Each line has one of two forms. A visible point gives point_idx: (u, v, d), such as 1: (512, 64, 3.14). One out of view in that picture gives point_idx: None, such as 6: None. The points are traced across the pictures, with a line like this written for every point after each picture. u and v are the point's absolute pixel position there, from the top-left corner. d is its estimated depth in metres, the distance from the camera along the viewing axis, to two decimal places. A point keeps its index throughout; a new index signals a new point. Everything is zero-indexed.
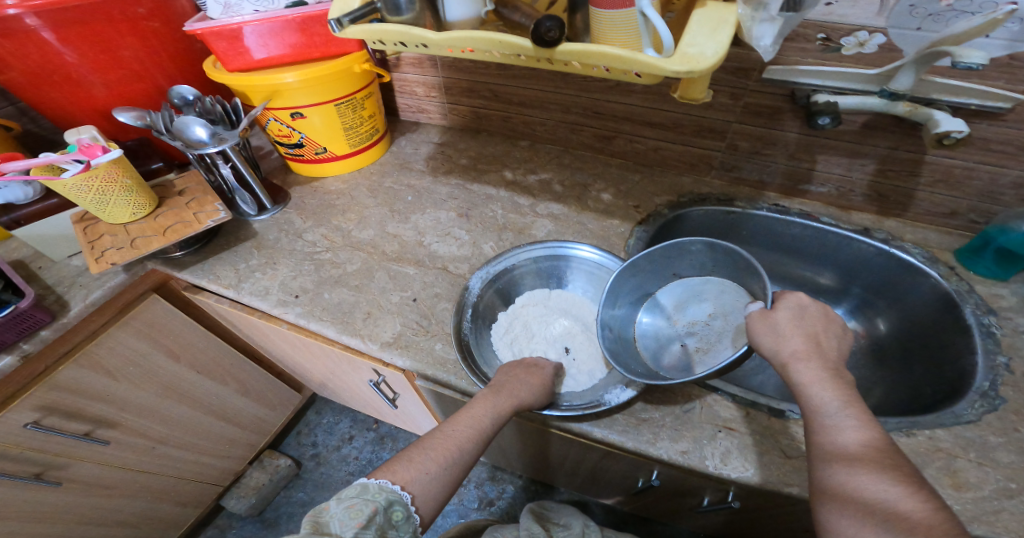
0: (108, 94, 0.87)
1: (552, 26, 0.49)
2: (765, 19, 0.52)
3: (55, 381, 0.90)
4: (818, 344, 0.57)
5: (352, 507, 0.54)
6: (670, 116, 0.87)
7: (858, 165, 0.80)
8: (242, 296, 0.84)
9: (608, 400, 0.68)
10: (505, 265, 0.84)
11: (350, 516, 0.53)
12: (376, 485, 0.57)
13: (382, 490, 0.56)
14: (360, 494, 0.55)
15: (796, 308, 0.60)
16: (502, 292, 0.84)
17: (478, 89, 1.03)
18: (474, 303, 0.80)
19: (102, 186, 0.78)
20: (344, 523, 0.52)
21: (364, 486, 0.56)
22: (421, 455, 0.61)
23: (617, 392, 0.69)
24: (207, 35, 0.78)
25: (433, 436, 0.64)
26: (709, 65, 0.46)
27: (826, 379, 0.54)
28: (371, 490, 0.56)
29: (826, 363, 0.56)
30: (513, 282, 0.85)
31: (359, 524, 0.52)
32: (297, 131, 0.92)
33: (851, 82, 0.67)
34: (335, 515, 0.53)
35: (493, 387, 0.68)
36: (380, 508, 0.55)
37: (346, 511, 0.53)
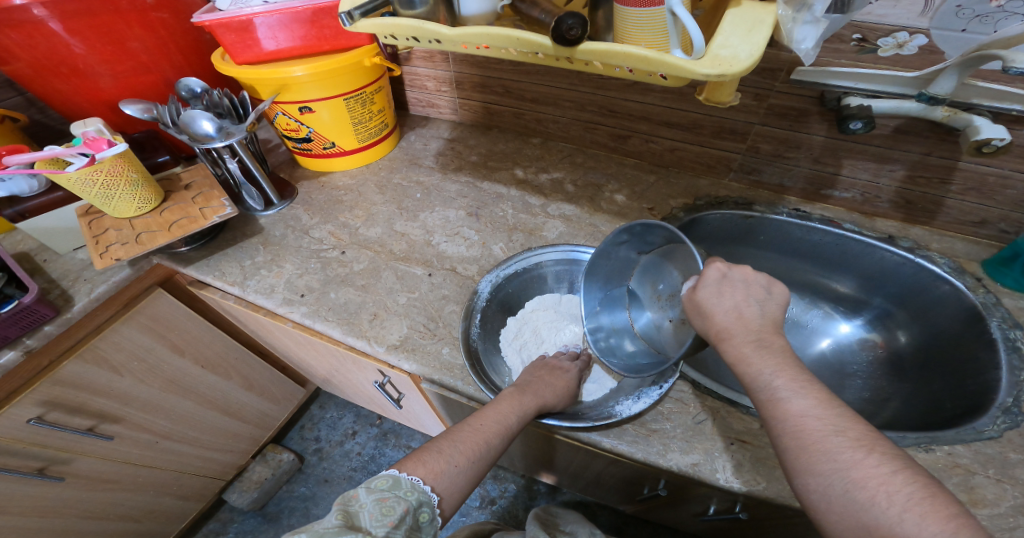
0: (115, 85, 0.85)
1: (575, 24, 0.47)
2: (807, 21, 0.50)
3: (58, 376, 0.90)
4: (740, 317, 0.55)
5: (384, 503, 0.52)
6: (688, 117, 0.85)
7: (885, 170, 0.77)
8: (247, 293, 0.83)
9: (619, 411, 0.66)
10: (515, 269, 0.82)
11: (380, 512, 0.52)
12: (408, 483, 0.55)
13: (414, 489, 0.54)
14: (391, 489, 0.54)
15: (717, 279, 0.57)
16: (511, 297, 0.83)
17: (491, 84, 1.00)
18: (483, 308, 0.78)
19: (108, 180, 0.76)
20: (376, 519, 0.51)
21: (396, 480, 0.55)
22: (450, 447, 0.60)
23: (627, 403, 0.67)
24: (216, 26, 0.76)
25: (463, 428, 0.62)
26: (743, 69, 0.43)
27: (760, 351, 0.52)
28: (403, 487, 0.55)
29: (754, 333, 0.54)
30: (524, 285, 0.84)
31: (391, 523, 0.51)
32: (305, 125, 0.90)
33: (889, 86, 0.63)
34: (365, 507, 0.52)
35: (519, 387, 0.68)
36: (411, 508, 0.53)
37: (377, 504, 0.52)
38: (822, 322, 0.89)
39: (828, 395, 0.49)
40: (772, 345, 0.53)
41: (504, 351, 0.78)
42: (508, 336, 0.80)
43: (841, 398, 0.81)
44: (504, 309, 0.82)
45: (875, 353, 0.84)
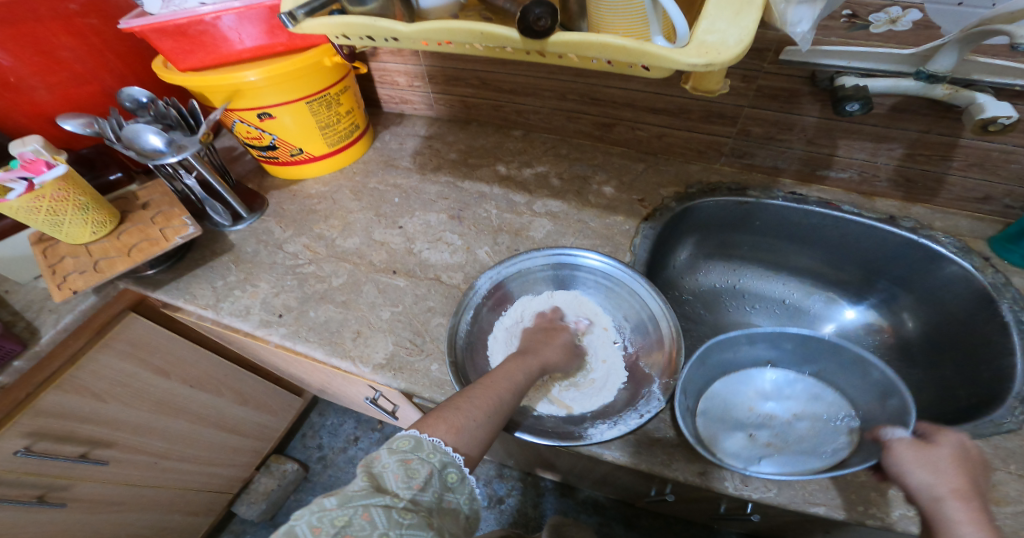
0: (52, 98, 0.80)
1: (542, 14, 0.42)
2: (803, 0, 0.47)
3: (38, 408, 0.84)
4: (967, 455, 0.52)
5: (410, 465, 0.50)
6: (675, 102, 0.80)
7: (883, 149, 0.73)
8: (222, 316, 0.78)
9: (590, 436, 0.61)
10: (517, 268, 0.76)
11: (406, 474, 0.49)
12: (430, 445, 0.52)
13: (436, 451, 0.51)
14: (413, 450, 0.51)
15: (947, 440, 0.53)
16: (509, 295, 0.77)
17: (465, 77, 0.94)
18: (479, 304, 0.73)
19: (52, 206, 0.71)
20: (401, 480, 0.49)
21: (418, 442, 0.52)
22: (466, 403, 0.56)
23: (601, 428, 0.62)
24: (148, 32, 0.70)
25: (475, 386, 0.59)
26: (731, 57, 0.39)
27: (958, 482, 0.49)
28: (425, 449, 0.52)
29: (965, 470, 0.51)
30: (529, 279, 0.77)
31: (418, 486, 0.49)
32: (267, 133, 0.85)
33: (884, 64, 0.59)
34: (389, 468, 0.49)
35: (522, 351, 0.67)
36: (435, 470, 0.51)
37: (400, 466, 0.49)
38: (825, 309, 0.87)
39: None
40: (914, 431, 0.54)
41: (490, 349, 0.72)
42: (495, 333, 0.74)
43: None
44: (501, 302, 0.76)
45: (881, 338, 0.82)
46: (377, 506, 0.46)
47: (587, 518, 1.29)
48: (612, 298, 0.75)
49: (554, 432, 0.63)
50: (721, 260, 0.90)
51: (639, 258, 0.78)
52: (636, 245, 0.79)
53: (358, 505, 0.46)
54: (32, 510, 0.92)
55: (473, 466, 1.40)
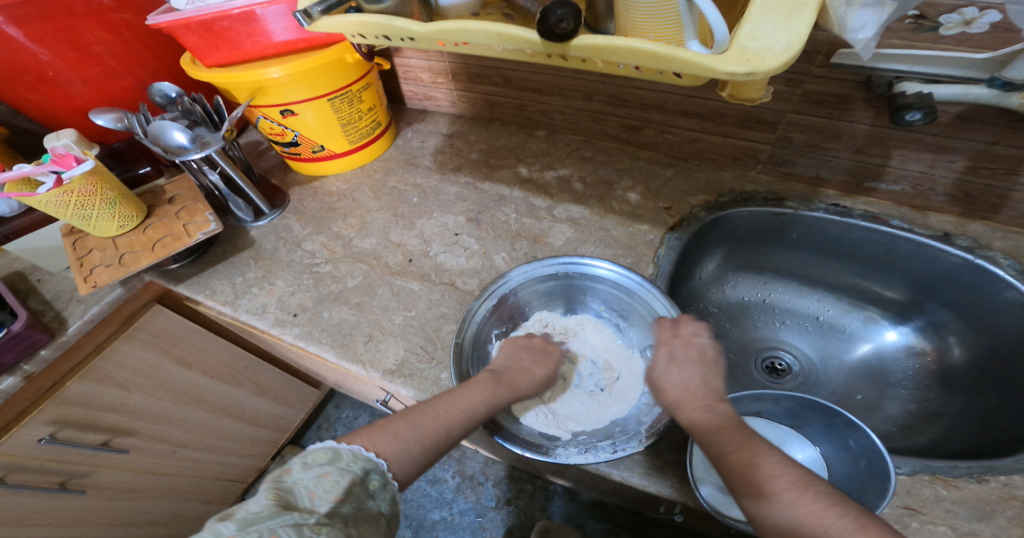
0: (87, 92, 0.82)
1: (565, 15, 0.39)
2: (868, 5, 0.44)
3: (64, 396, 0.87)
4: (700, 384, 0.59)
5: (326, 478, 0.48)
6: (709, 105, 0.75)
7: (942, 161, 0.67)
8: (239, 314, 0.78)
9: (554, 455, 0.57)
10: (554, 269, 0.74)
11: (322, 489, 0.47)
12: (350, 453, 0.51)
13: (356, 459, 0.51)
14: (331, 462, 0.50)
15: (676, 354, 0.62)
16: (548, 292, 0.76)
17: (489, 75, 0.92)
18: (504, 294, 0.72)
19: (80, 201, 0.72)
20: (316, 495, 0.47)
21: (335, 453, 0.51)
22: (405, 430, 0.56)
23: (569, 451, 0.58)
24: (174, 28, 0.69)
25: (423, 409, 0.58)
26: (776, 66, 0.35)
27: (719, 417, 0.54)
28: (345, 458, 0.51)
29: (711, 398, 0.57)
30: (553, 291, 0.76)
31: (336, 498, 0.47)
32: (290, 129, 0.84)
33: (952, 68, 0.53)
34: (302, 484, 0.47)
35: (494, 374, 0.64)
36: (356, 478, 0.50)
37: (317, 481, 0.48)
38: (862, 328, 0.81)
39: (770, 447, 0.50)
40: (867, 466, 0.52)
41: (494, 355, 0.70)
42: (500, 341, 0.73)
43: (881, 410, 0.74)
44: (514, 311, 0.75)
45: (923, 364, 0.75)
46: (285, 525, 0.43)
47: (595, 524, 1.26)
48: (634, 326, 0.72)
49: (523, 441, 0.60)
50: (751, 274, 0.85)
51: (663, 271, 0.74)
52: (659, 257, 0.75)
53: (263, 526, 0.42)
54: (54, 495, 0.95)
55: (482, 465, 1.39)
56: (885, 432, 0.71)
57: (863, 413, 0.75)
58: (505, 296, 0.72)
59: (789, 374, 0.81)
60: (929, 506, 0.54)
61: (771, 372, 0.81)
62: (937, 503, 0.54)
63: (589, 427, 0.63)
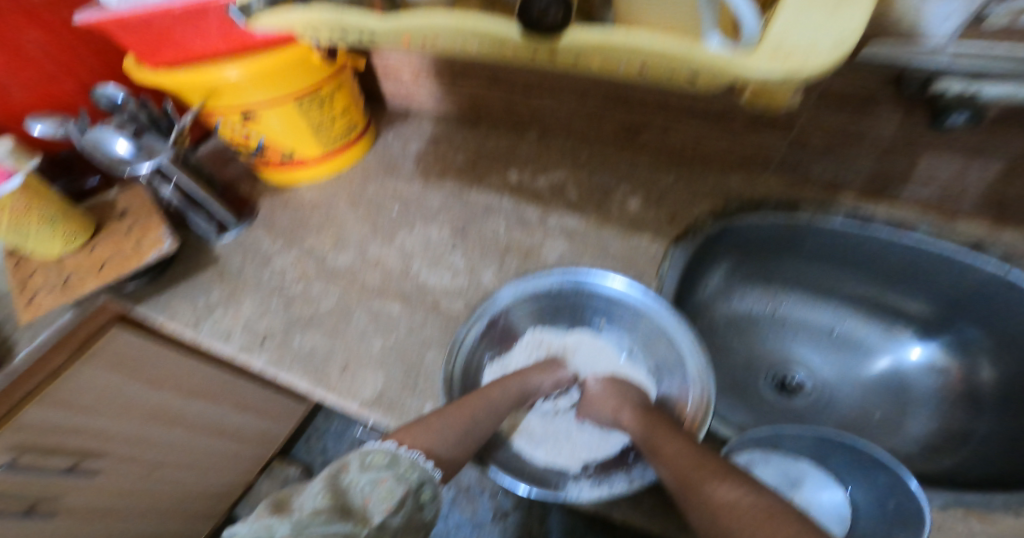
0: (25, 97, 0.73)
1: (553, 6, 0.32)
2: None
3: (21, 423, 0.80)
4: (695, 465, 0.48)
5: (381, 484, 0.46)
6: (716, 104, 0.69)
7: (976, 165, 0.60)
8: (202, 340, 0.71)
9: (564, 491, 0.52)
10: (551, 282, 0.66)
11: (377, 497, 0.46)
12: (406, 459, 0.49)
13: (414, 467, 0.48)
14: (389, 467, 0.48)
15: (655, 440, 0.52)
16: (541, 310, 0.68)
17: (475, 72, 0.84)
18: (496, 314, 0.65)
19: (15, 220, 0.64)
20: (373, 503, 0.45)
21: (394, 457, 0.49)
22: (438, 422, 0.51)
23: (580, 486, 0.53)
24: (105, 26, 0.60)
25: (452, 403, 0.54)
26: (822, 65, 0.28)
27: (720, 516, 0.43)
28: (402, 464, 0.48)
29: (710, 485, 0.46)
30: (550, 309, 0.68)
31: (389, 508, 0.45)
32: (254, 134, 0.76)
33: (999, 63, 0.46)
34: (359, 486, 0.46)
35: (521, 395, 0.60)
36: (410, 489, 0.47)
37: (373, 488, 0.46)
38: (882, 340, 0.75)
39: None
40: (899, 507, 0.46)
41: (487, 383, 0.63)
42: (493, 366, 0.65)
43: (902, 431, 0.69)
44: (507, 332, 0.67)
45: (947, 381, 0.69)
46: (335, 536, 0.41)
47: None
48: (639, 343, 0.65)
49: (529, 477, 0.55)
50: (760, 285, 0.79)
51: (668, 288, 0.67)
52: (663, 273, 0.68)
53: (314, 533, 0.41)
54: (21, 520, 0.91)
55: (477, 477, 1.32)
56: (906, 457, 0.66)
57: (882, 433, 0.70)
58: (496, 318, 0.65)
59: (801, 392, 0.75)
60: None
61: (782, 389, 0.75)
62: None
63: (602, 455, 0.58)
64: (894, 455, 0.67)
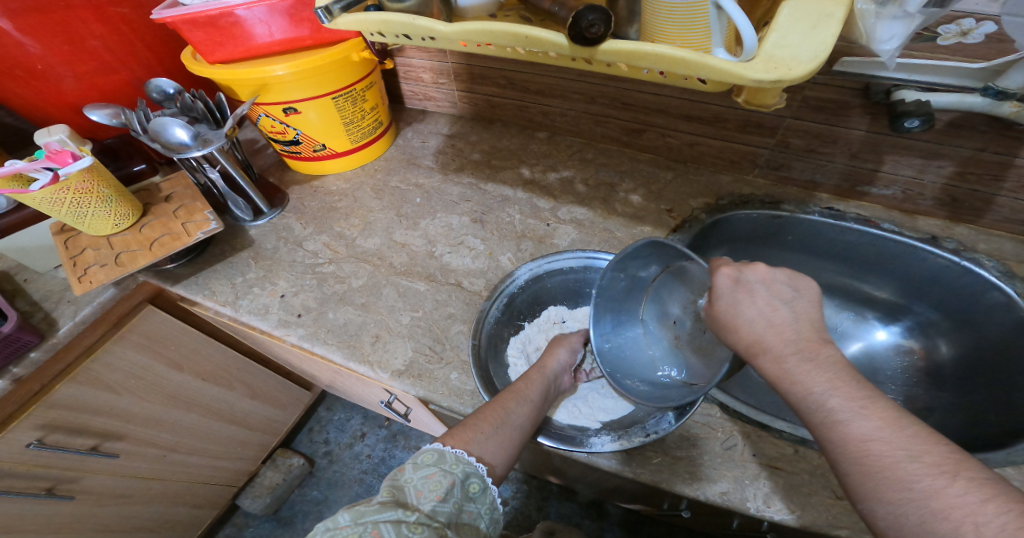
0: (79, 87, 0.79)
1: (596, 20, 0.40)
2: (897, 16, 0.47)
3: (53, 399, 0.84)
4: (772, 326, 0.50)
5: (431, 478, 0.49)
6: (711, 109, 0.78)
7: (932, 166, 0.70)
8: (240, 314, 0.77)
9: (590, 445, 0.61)
10: (560, 265, 0.78)
11: (428, 488, 0.48)
12: (453, 455, 0.51)
13: (458, 462, 0.51)
14: (437, 463, 0.50)
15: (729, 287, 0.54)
16: (555, 291, 0.79)
17: (493, 76, 0.92)
18: (514, 292, 0.75)
19: (76, 198, 0.70)
20: (422, 494, 0.48)
21: (440, 454, 0.51)
22: (476, 420, 0.56)
23: (603, 439, 0.61)
24: (180, 24, 0.68)
25: (495, 404, 0.58)
26: (803, 74, 0.36)
27: (795, 366, 0.47)
28: (448, 460, 0.51)
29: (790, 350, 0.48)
30: (563, 289, 0.79)
31: (438, 498, 0.48)
32: (291, 127, 0.83)
33: (948, 77, 0.55)
34: (412, 483, 0.49)
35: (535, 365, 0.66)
36: (457, 481, 0.50)
37: (423, 481, 0.49)
38: (854, 327, 0.83)
39: (895, 414, 0.42)
40: (830, 359, 0.47)
41: (510, 354, 0.72)
42: (517, 338, 0.74)
43: None
44: (530, 306, 0.76)
45: (912, 360, 0.78)
46: (387, 521, 0.45)
47: (591, 524, 1.27)
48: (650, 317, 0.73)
49: (556, 434, 0.64)
50: None
51: None
52: None
53: (369, 520, 0.45)
54: (41, 501, 0.91)
55: None
56: None
57: None
58: (514, 295, 0.75)
59: None
60: None
61: None
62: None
63: (618, 415, 0.65)
64: None
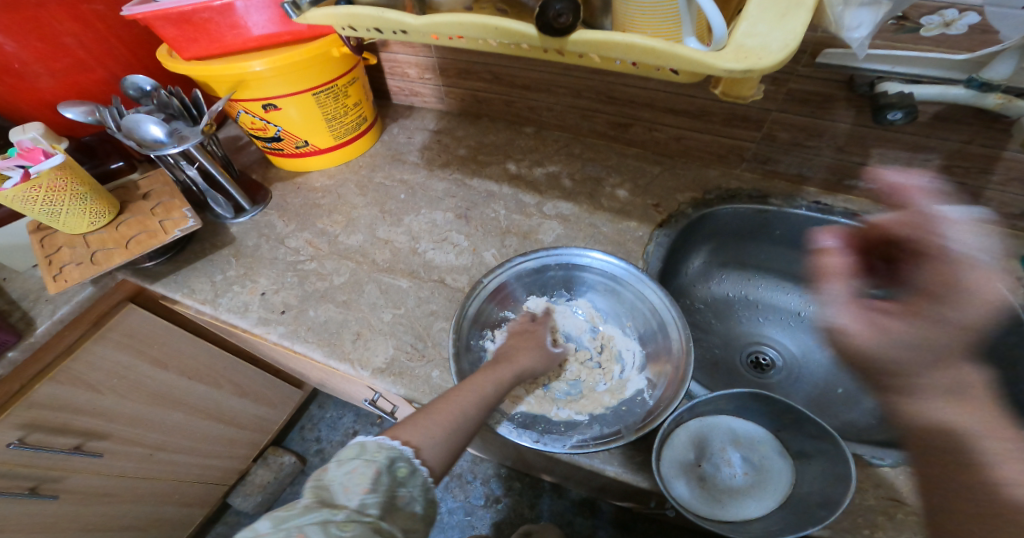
0: (55, 85, 0.79)
1: (563, 10, 0.39)
2: (865, 4, 0.46)
3: (32, 400, 0.83)
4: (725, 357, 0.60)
5: (356, 472, 0.48)
6: (696, 103, 0.77)
7: (919, 160, 0.69)
8: (220, 313, 0.76)
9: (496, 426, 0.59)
10: (605, 268, 0.72)
11: (354, 482, 0.47)
12: (374, 444, 0.51)
13: (380, 449, 0.50)
14: (360, 455, 0.49)
15: None
16: (583, 287, 0.75)
17: (478, 71, 0.91)
18: (552, 266, 0.74)
19: (49, 196, 0.69)
20: (349, 490, 0.47)
21: (363, 447, 0.50)
22: (426, 419, 0.54)
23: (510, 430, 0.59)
24: (152, 19, 0.67)
25: (439, 399, 0.56)
26: (772, 62, 0.36)
27: None
28: (370, 450, 0.50)
29: None
30: (596, 286, 0.74)
31: (365, 490, 0.47)
32: (272, 124, 0.82)
33: (931, 69, 0.56)
34: (336, 480, 0.48)
35: (494, 362, 0.63)
36: (382, 468, 0.49)
37: (348, 476, 0.48)
38: None
39: None
40: None
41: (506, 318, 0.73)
42: (535, 301, 0.75)
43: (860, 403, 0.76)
44: (560, 285, 0.76)
45: None
46: (313, 524, 0.44)
47: (583, 520, 1.26)
48: (643, 365, 0.68)
49: None
50: (735, 268, 0.87)
51: (652, 266, 0.74)
52: (648, 253, 0.76)
53: (291, 526, 0.43)
54: (25, 501, 0.91)
55: (471, 464, 1.37)
56: (865, 424, 0.73)
57: (843, 405, 0.77)
58: (551, 266, 0.74)
59: (772, 369, 0.82)
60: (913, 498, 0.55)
61: (756, 367, 0.83)
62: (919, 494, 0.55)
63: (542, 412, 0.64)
64: (852, 423, 0.72)
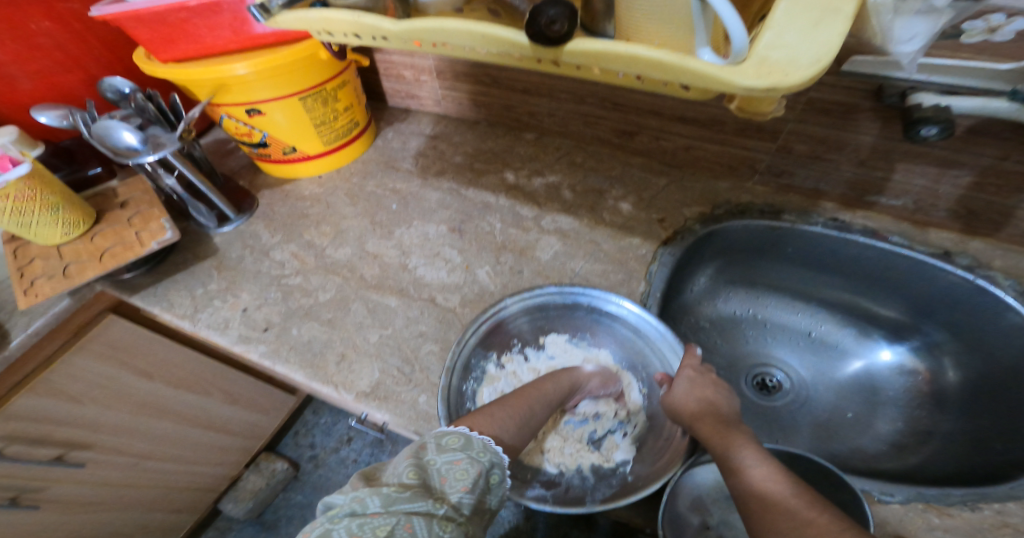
0: (33, 88, 0.75)
1: (557, 16, 0.34)
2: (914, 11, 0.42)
3: (9, 412, 0.79)
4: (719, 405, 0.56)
5: (457, 465, 0.46)
6: (707, 111, 0.72)
7: (948, 176, 0.64)
8: (198, 329, 0.72)
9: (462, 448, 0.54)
10: (638, 323, 0.64)
11: (453, 476, 0.46)
12: (480, 443, 0.49)
13: (485, 451, 0.48)
14: (463, 449, 0.48)
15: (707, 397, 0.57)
16: (607, 335, 0.67)
17: (477, 74, 0.87)
18: (581, 304, 0.67)
19: (17, 207, 0.65)
20: (448, 483, 0.46)
21: (467, 440, 0.49)
22: (500, 413, 0.53)
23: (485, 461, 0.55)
24: (125, 20, 0.62)
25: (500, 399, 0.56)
26: (799, 79, 0.31)
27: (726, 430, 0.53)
28: (475, 447, 0.48)
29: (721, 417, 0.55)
30: (623, 339, 0.66)
31: (465, 488, 0.45)
32: (257, 129, 0.78)
33: (970, 79, 0.51)
34: (437, 466, 0.46)
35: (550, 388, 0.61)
36: (483, 470, 0.47)
37: (449, 467, 0.46)
38: (856, 345, 0.78)
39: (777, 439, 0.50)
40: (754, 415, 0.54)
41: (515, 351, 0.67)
42: (553, 338, 0.68)
43: (873, 431, 0.71)
44: (584, 327, 0.68)
45: (916, 383, 0.73)
46: (417, 515, 0.42)
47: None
48: (640, 440, 0.61)
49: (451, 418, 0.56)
50: (744, 287, 0.82)
51: (655, 288, 0.69)
52: (652, 272, 0.71)
53: (400, 510, 0.42)
54: (5, 513, 0.87)
55: None
56: (877, 453, 0.69)
57: (853, 433, 0.72)
58: (580, 304, 0.67)
59: (779, 392, 0.78)
60: (921, 537, 0.50)
61: (763, 391, 0.78)
62: (928, 533, 0.51)
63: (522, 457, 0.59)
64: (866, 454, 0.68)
